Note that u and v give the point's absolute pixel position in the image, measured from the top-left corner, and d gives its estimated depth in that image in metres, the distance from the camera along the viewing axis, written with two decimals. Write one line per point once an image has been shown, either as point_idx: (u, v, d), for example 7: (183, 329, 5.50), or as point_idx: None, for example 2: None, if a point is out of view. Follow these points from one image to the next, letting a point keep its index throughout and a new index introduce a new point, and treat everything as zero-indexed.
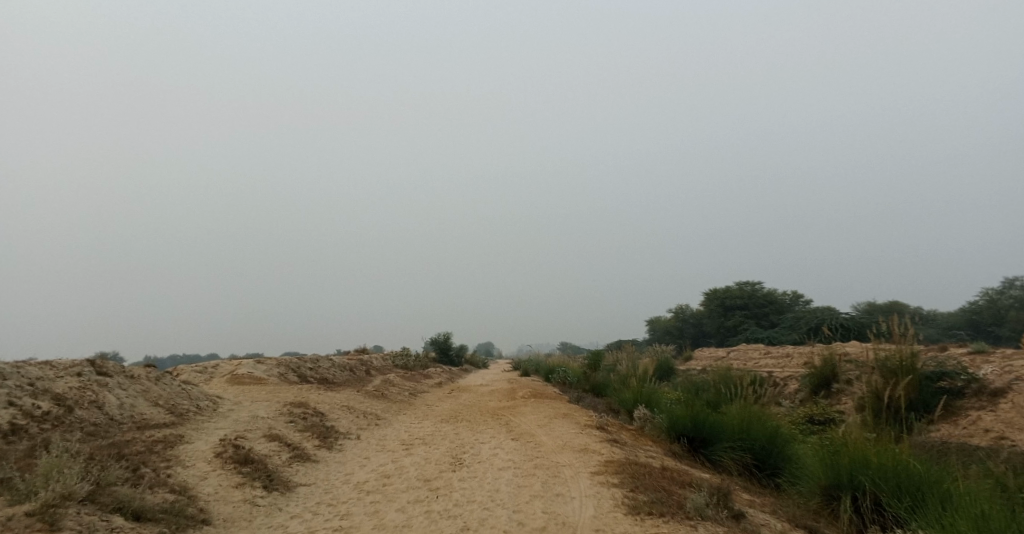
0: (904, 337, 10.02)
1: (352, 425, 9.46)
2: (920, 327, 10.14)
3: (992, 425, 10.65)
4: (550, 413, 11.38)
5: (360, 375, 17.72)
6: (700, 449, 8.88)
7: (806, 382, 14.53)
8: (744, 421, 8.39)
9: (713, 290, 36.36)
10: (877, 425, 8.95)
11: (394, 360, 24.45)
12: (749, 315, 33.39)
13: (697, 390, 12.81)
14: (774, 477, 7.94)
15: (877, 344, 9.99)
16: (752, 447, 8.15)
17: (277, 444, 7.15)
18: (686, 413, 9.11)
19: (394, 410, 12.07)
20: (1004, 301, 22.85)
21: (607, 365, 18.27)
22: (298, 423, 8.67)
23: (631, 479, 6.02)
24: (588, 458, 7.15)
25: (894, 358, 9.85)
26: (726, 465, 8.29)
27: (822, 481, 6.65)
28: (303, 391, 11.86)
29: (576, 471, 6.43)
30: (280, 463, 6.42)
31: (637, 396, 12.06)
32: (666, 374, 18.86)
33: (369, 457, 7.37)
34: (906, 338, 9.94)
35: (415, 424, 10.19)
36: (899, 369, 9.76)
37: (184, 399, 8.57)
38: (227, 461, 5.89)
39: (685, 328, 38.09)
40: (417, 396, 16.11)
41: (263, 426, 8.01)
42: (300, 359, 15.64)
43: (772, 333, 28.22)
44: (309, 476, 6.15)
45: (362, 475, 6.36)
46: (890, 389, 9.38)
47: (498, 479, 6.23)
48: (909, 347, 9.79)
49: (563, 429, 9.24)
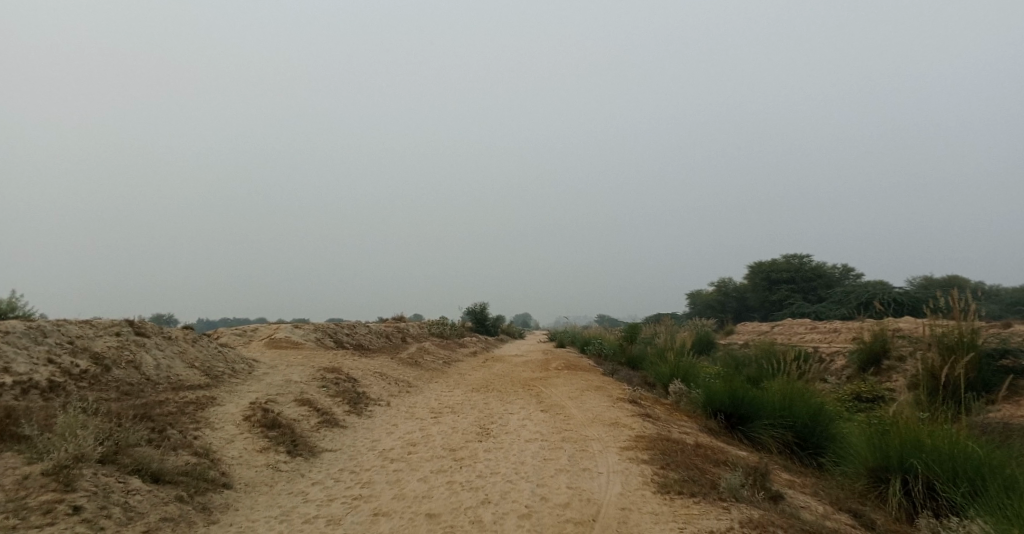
0: (965, 313, 9.33)
1: (383, 392, 9.49)
2: (983, 303, 9.43)
3: None
4: (582, 384, 11.21)
5: (396, 342, 17.92)
6: (738, 426, 8.54)
7: (854, 358, 13.88)
8: (786, 398, 8.00)
9: (758, 263, 35.20)
10: (932, 405, 8.41)
11: (431, 329, 24.67)
12: (796, 289, 32.22)
13: (737, 364, 12.38)
14: (817, 456, 7.56)
15: (935, 319, 9.35)
16: (794, 424, 7.77)
17: (307, 409, 7.20)
18: (724, 389, 8.76)
19: (426, 378, 12.12)
20: None
21: (644, 338, 17.92)
22: (330, 388, 8.73)
23: (663, 456, 5.77)
24: (619, 432, 6.93)
25: (953, 334, 9.20)
26: (765, 442, 7.95)
27: (870, 463, 6.25)
28: (337, 356, 12.00)
29: (605, 446, 6.23)
30: (308, 428, 6.44)
31: (673, 369, 11.74)
32: (706, 348, 18.40)
33: (397, 424, 7.34)
34: (967, 314, 9.26)
35: (445, 393, 10.17)
36: (957, 347, 9.12)
37: (220, 362, 8.74)
38: (254, 424, 5.92)
39: (728, 301, 37.13)
40: (451, 364, 16.17)
41: (295, 391, 8.09)
42: (337, 325, 15.87)
43: (819, 308, 27.17)
44: (336, 442, 6.15)
45: (388, 442, 6.32)
46: (947, 367, 8.79)
47: (524, 451, 6.08)
48: (970, 324, 9.13)
49: (595, 401, 9.03)
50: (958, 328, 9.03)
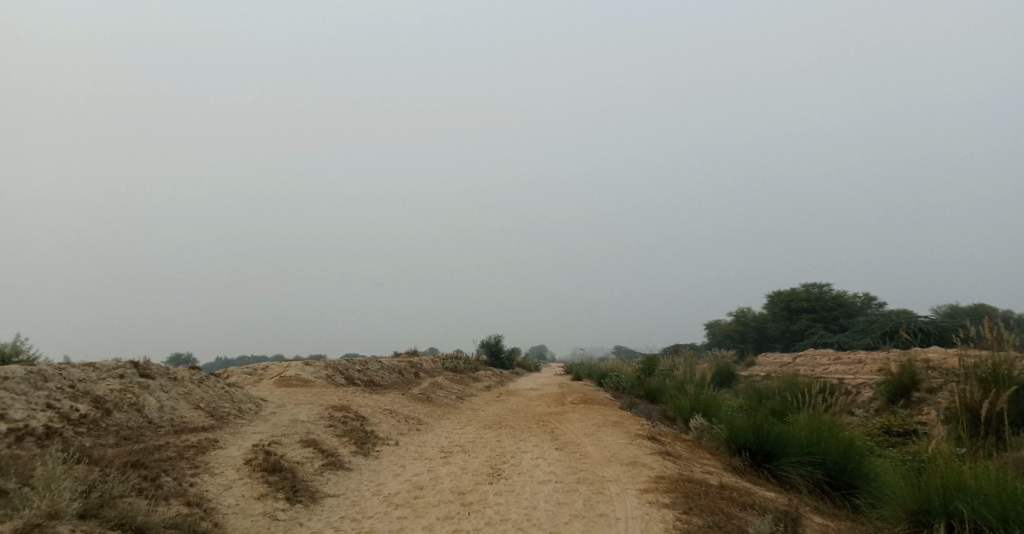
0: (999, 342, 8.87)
1: (392, 431, 9.21)
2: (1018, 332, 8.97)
3: None
4: (599, 420, 10.81)
5: (409, 377, 17.64)
6: (764, 464, 8.09)
7: (882, 390, 13.30)
8: (814, 433, 7.57)
9: (777, 292, 34.57)
10: (970, 440, 7.92)
11: (445, 363, 24.36)
12: (817, 319, 31.48)
13: (759, 397, 11.90)
14: (851, 497, 7.09)
15: (969, 349, 8.89)
16: (824, 462, 7.34)
17: (312, 450, 6.94)
18: (748, 424, 8.34)
19: (438, 415, 11.81)
20: None
21: (663, 371, 17.44)
22: (337, 427, 8.47)
23: (685, 499, 5.40)
24: (638, 472, 6.57)
25: (987, 365, 8.73)
26: (793, 481, 7.49)
27: (909, 505, 5.82)
28: (347, 393, 11.76)
29: (623, 488, 5.88)
30: (311, 471, 6.18)
31: (693, 403, 11.31)
32: (727, 380, 17.85)
33: (405, 466, 7.04)
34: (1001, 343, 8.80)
35: (457, 430, 9.85)
36: (993, 378, 8.65)
37: (226, 402, 8.55)
38: (255, 468, 5.68)
39: (748, 331, 36.35)
40: (465, 400, 15.83)
41: (301, 431, 7.85)
42: (349, 361, 15.65)
43: (842, 338, 26.43)
44: (339, 487, 5.87)
45: (394, 486, 6.04)
46: (984, 399, 8.31)
47: (536, 495, 5.75)
48: (1005, 354, 8.67)
49: (612, 439, 8.65)
50: (993, 358, 8.56)
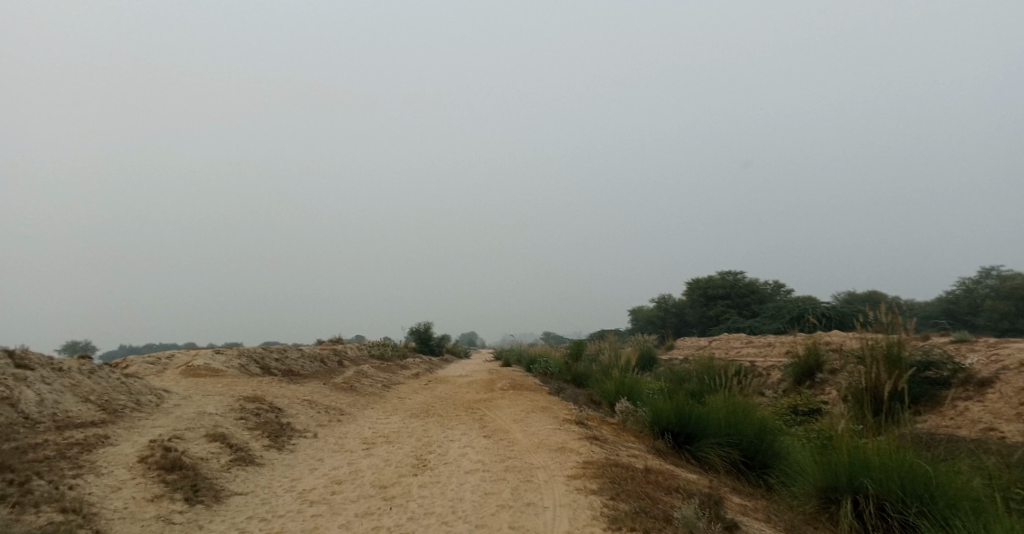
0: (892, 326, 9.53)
1: (311, 422, 8.72)
2: (909, 316, 9.66)
3: (981, 416, 10.30)
4: (527, 406, 10.77)
5: (331, 365, 16.95)
6: (685, 446, 8.28)
7: (789, 372, 14.08)
8: (732, 415, 7.82)
9: (696, 279, 36.10)
10: (869, 418, 8.47)
11: (370, 350, 23.68)
12: (731, 304, 33.15)
13: (679, 380, 12.27)
14: (765, 475, 7.38)
15: (869, 332, 9.48)
16: (741, 442, 7.59)
17: (219, 445, 6.40)
18: (670, 407, 8.51)
19: (361, 404, 11.36)
20: (980, 290, 23.54)
21: (589, 355, 17.72)
22: (249, 420, 7.91)
23: (613, 484, 5.37)
24: (565, 458, 6.51)
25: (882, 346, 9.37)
26: (712, 462, 7.71)
27: (818, 482, 6.09)
28: (262, 383, 11.07)
29: (551, 475, 5.79)
30: (216, 468, 5.67)
31: (619, 386, 11.48)
32: (649, 364, 18.38)
33: (323, 459, 6.64)
34: (894, 327, 9.45)
35: (380, 420, 9.47)
36: (888, 358, 9.29)
37: (122, 394, 7.76)
38: (150, 466, 5.12)
39: (668, 317, 37.77)
40: (391, 388, 15.40)
41: (208, 424, 7.24)
42: (266, 350, 14.81)
43: (754, 322, 27.98)
44: (249, 484, 5.42)
45: (310, 481, 5.66)
46: (881, 379, 8.90)
47: (463, 485, 5.55)
48: (898, 336, 9.32)
49: (540, 424, 8.60)
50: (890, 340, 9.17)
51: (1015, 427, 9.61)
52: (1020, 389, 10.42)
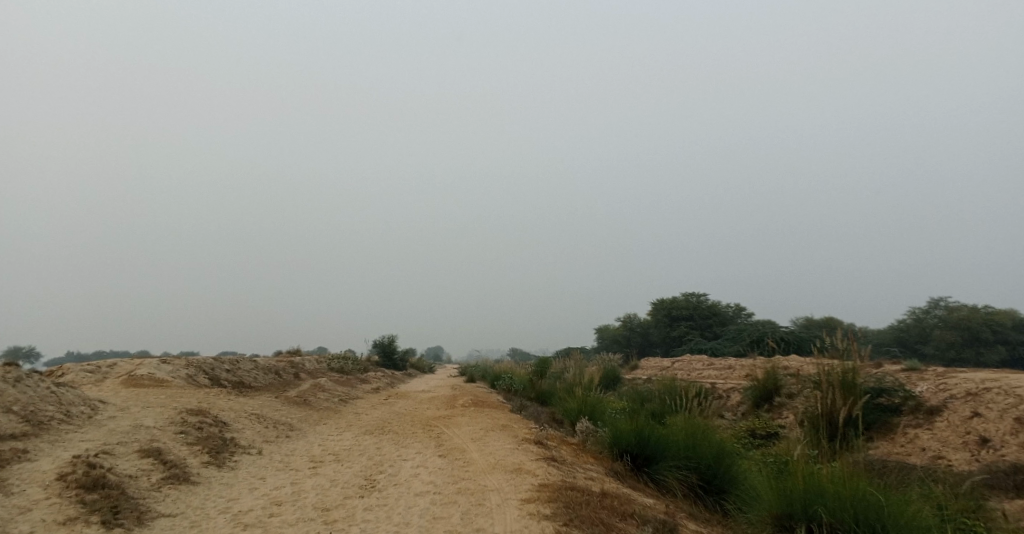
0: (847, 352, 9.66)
1: (257, 438, 8.30)
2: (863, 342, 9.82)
3: (929, 443, 10.51)
4: (486, 424, 10.53)
5: (287, 378, 16.38)
6: (644, 468, 8.15)
7: (749, 395, 14.17)
8: (690, 438, 7.75)
9: (661, 300, 36.48)
10: (823, 443, 8.52)
11: (330, 363, 23.07)
12: (694, 326, 33.55)
13: (641, 400, 12.21)
14: (721, 500, 7.31)
15: (827, 358, 9.57)
16: (699, 466, 7.51)
17: (151, 462, 5.98)
18: (630, 428, 8.40)
19: (314, 419, 10.93)
20: (930, 319, 24.39)
21: (553, 373, 17.57)
22: (190, 435, 7.47)
23: (567, 509, 5.19)
24: (521, 480, 6.31)
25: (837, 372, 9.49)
26: (669, 485, 7.61)
27: (774, 509, 6.03)
28: (209, 395, 10.56)
29: (504, 498, 5.58)
30: (145, 487, 5.28)
31: (580, 406, 11.34)
32: (612, 383, 18.32)
33: (264, 478, 6.28)
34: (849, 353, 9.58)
35: (332, 437, 9.09)
36: (843, 384, 9.41)
37: (49, 405, 7.24)
38: (69, 485, 4.72)
39: (633, 337, 37.99)
40: (348, 402, 14.93)
41: (143, 438, 6.80)
42: (217, 360, 14.21)
43: (715, 344, 28.33)
44: (178, 505, 5.04)
45: (248, 502, 5.32)
46: (836, 405, 8.99)
47: (411, 509, 5.29)
48: (852, 362, 9.45)
49: (498, 444, 8.38)
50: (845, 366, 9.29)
51: (961, 456, 9.81)
52: (966, 418, 10.68)
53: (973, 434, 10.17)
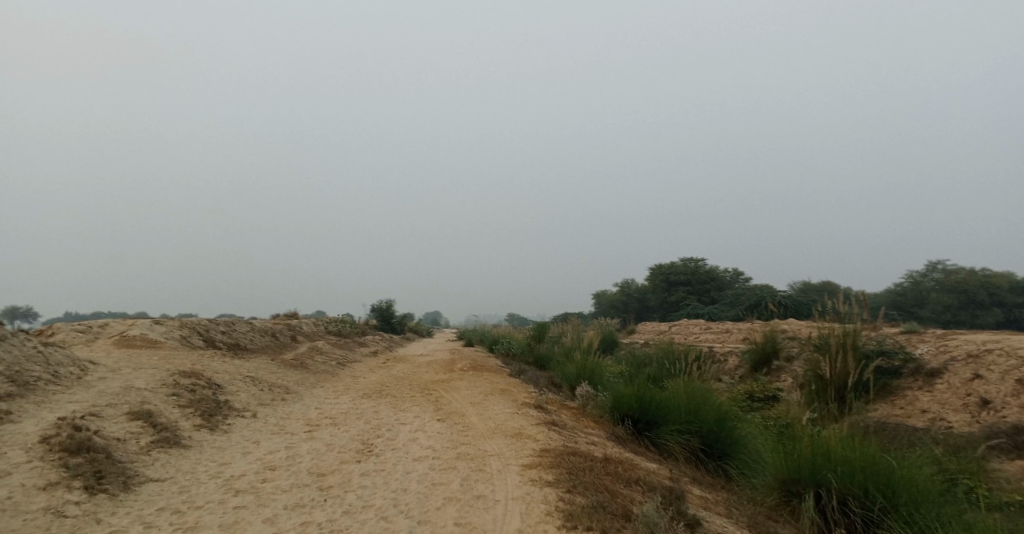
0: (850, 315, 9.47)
1: (252, 401, 8.13)
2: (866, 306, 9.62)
3: (929, 405, 10.44)
4: (486, 388, 10.40)
5: (284, 341, 16.22)
6: (644, 432, 8.02)
7: (747, 358, 14.06)
8: (692, 402, 7.60)
9: (659, 265, 36.28)
10: (825, 406, 8.41)
11: (328, 326, 22.95)
12: (692, 291, 33.46)
13: (639, 363, 12.09)
14: (723, 464, 7.21)
15: (830, 323, 9.35)
16: (701, 430, 7.39)
17: (140, 424, 5.78)
18: (631, 392, 8.23)
19: (311, 383, 10.78)
20: (927, 283, 24.28)
21: (551, 337, 17.46)
22: (182, 397, 7.28)
23: (570, 476, 5.02)
24: (522, 445, 6.15)
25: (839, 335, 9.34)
26: (671, 449, 7.49)
27: (780, 475, 5.88)
28: (203, 357, 10.37)
29: (505, 464, 5.41)
30: (133, 450, 5.08)
31: (580, 369, 11.21)
32: (610, 347, 18.24)
33: (258, 442, 6.10)
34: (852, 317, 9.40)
35: (329, 400, 8.93)
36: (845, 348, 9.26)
37: (36, 365, 7.02)
38: (52, 448, 4.51)
39: (630, 301, 37.93)
40: (345, 366, 14.81)
41: (134, 401, 6.60)
42: (212, 322, 14.01)
43: (713, 309, 28.26)
44: (168, 469, 4.85)
45: (241, 467, 5.14)
46: (839, 369, 8.87)
47: (409, 475, 5.12)
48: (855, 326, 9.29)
49: (497, 408, 8.22)
50: (846, 330, 9.07)
51: (961, 418, 9.73)
52: (968, 380, 10.56)
53: (974, 395, 10.08)
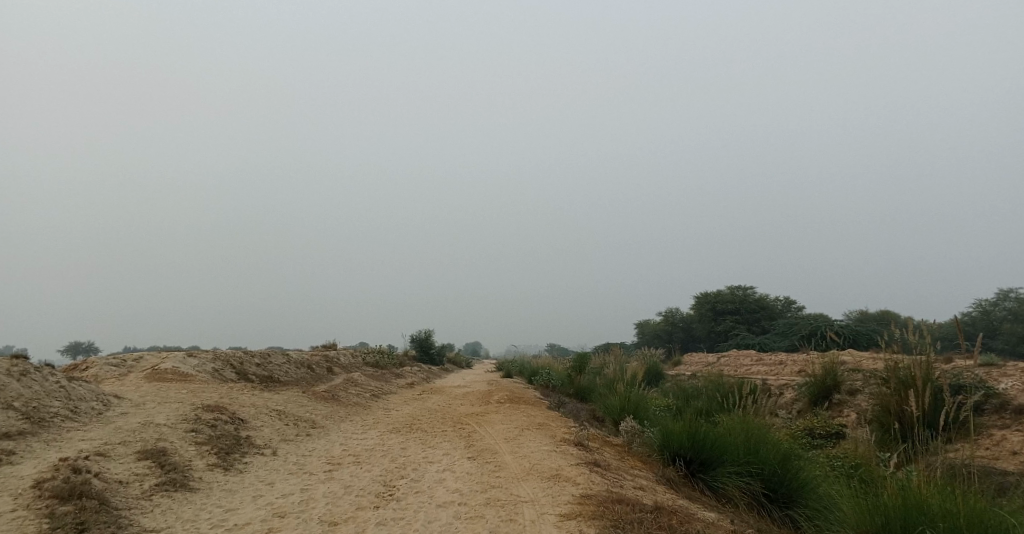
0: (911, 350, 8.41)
1: (275, 437, 7.72)
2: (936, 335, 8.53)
3: (1021, 446, 9.17)
4: (522, 423, 9.73)
5: (319, 373, 15.95)
6: (699, 474, 7.19)
7: (805, 392, 12.91)
8: (752, 441, 6.76)
9: (704, 294, 34.94)
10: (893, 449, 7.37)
11: (366, 357, 22.69)
12: (741, 320, 31.96)
13: (687, 397, 11.17)
14: (792, 513, 6.30)
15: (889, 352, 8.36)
16: (762, 472, 6.52)
17: (148, 464, 5.39)
18: (682, 429, 7.42)
19: (340, 416, 10.34)
20: (998, 312, 22.40)
21: (593, 369, 16.61)
22: (202, 432, 6.92)
23: (614, 530, 4.31)
24: (559, 490, 5.47)
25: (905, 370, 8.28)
26: (730, 494, 6.64)
27: (863, 530, 4.99)
28: (232, 390, 10.07)
29: (539, 513, 4.75)
30: (134, 495, 4.68)
31: (623, 403, 10.40)
32: (655, 380, 17.25)
33: (273, 484, 5.63)
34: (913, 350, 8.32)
35: (356, 436, 8.45)
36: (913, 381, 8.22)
37: (55, 401, 6.79)
38: (42, 494, 4.13)
39: (675, 332, 36.55)
40: (380, 398, 14.36)
41: (149, 438, 6.26)
42: (247, 353, 13.84)
43: (763, 340, 26.77)
44: (167, 517, 4.41)
45: (247, 514, 4.65)
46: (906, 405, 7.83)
47: (430, 525, 4.52)
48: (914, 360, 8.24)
49: (535, 446, 7.55)
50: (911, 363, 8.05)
51: None
52: None
53: None
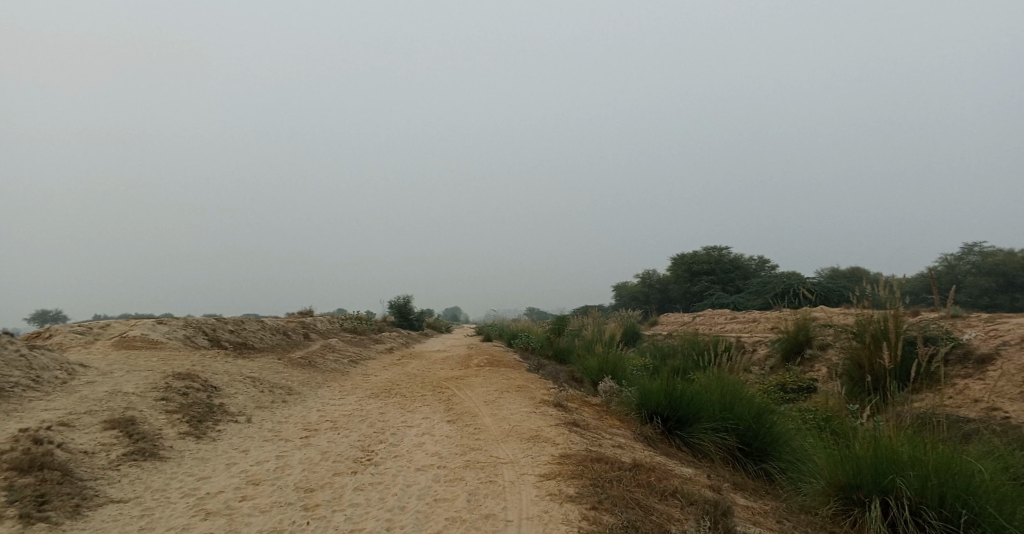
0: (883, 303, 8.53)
1: (249, 404, 7.58)
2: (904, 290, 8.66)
3: (982, 394, 9.47)
4: (501, 385, 9.74)
5: (296, 339, 15.74)
6: (675, 431, 7.27)
7: (777, 348, 13.15)
8: (727, 397, 6.83)
9: (681, 254, 35.24)
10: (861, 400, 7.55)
11: (344, 323, 22.49)
12: (716, 280, 32.38)
13: (663, 356, 11.28)
14: (766, 467, 6.42)
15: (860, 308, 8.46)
16: (738, 427, 6.62)
17: (115, 434, 5.22)
18: (659, 387, 7.47)
19: (317, 382, 10.23)
20: (962, 266, 23.02)
21: (572, 331, 16.70)
22: (173, 400, 6.75)
23: (594, 488, 4.31)
24: (538, 450, 5.46)
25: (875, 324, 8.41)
26: (706, 449, 6.73)
27: (836, 481, 5.09)
28: (204, 358, 9.86)
29: (519, 474, 4.73)
30: (100, 465, 4.53)
31: (601, 363, 10.45)
32: (632, 340, 17.42)
33: (247, 451, 5.52)
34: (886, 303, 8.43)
35: (333, 401, 8.36)
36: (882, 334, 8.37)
37: (15, 371, 6.52)
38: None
39: (652, 292, 36.95)
40: (359, 364, 14.26)
41: (116, 407, 6.06)
42: (220, 320, 13.56)
43: (738, 298, 27.20)
44: (135, 487, 4.28)
45: (220, 482, 4.54)
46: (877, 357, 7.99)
47: (409, 488, 4.47)
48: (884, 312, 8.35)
49: (514, 407, 7.54)
50: (882, 317, 8.18)
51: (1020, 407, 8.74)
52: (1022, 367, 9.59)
53: None
